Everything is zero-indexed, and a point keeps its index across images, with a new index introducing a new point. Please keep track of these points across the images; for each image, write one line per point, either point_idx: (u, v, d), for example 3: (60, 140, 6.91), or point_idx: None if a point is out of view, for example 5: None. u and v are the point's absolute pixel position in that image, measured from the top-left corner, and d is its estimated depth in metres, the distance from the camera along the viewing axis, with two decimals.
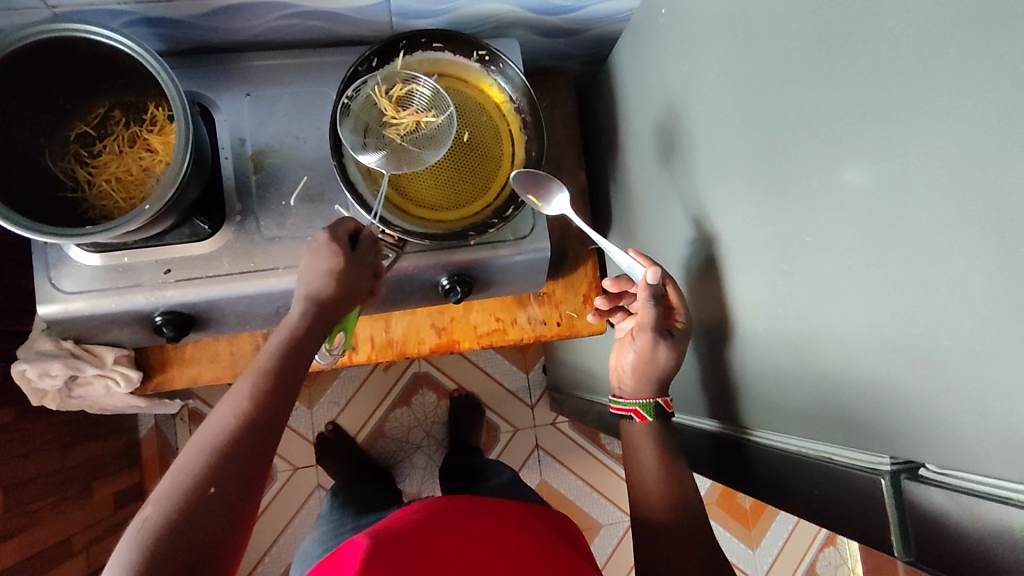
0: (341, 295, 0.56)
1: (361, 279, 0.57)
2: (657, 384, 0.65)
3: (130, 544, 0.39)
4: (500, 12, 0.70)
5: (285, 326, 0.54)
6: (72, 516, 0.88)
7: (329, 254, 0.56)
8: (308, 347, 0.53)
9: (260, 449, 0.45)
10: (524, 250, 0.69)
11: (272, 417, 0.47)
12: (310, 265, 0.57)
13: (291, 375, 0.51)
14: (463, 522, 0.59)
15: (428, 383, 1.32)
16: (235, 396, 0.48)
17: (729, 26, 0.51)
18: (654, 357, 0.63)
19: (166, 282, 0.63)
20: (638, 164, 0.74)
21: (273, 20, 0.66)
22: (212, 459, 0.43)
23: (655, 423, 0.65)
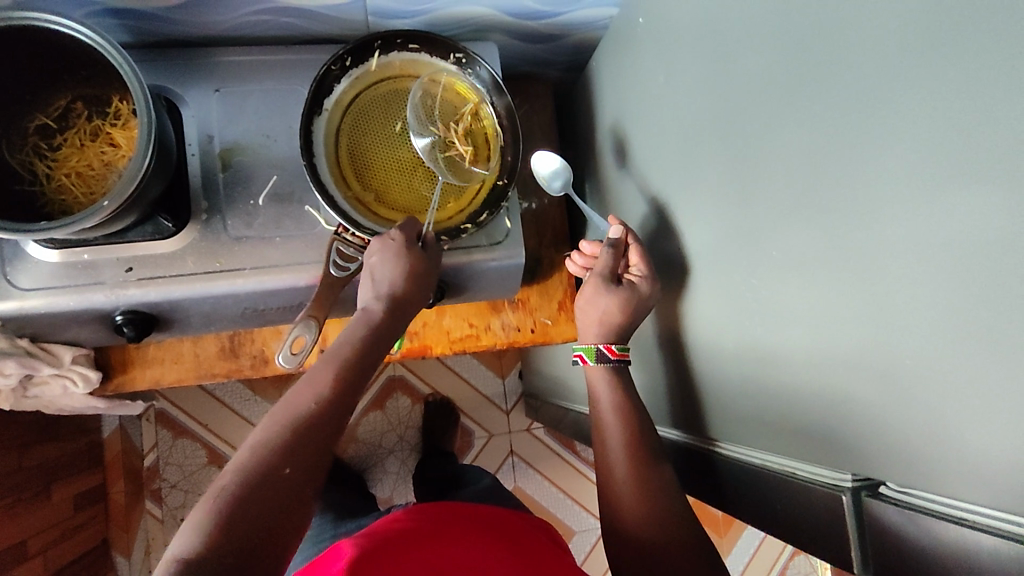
0: (411, 294, 0.59)
1: (429, 279, 0.60)
2: (599, 331, 0.65)
3: (208, 506, 0.41)
4: (478, 15, 0.69)
5: (359, 317, 0.57)
6: (28, 518, 0.85)
7: (404, 255, 0.58)
8: (378, 339, 0.56)
9: (335, 435, 0.48)
10: (498, 255, 0.68)
11: (345, 405, 0.50)
12: (385, 262, 0.58)
13: (363, 369, 0.53)
14: (447, 530, 0.57)
15: (403, 387, 1.30)
16: (315, 379, 0.51)
17: (704, 39, 0.51)
18: (599, 303, 0.64)
19: (128, 281, 0.61)
20: (614, 171, 0.73)
21: (244, 15, 0.64)
22: (289, 438, 0.46)
23: (604, 367, 0.65)
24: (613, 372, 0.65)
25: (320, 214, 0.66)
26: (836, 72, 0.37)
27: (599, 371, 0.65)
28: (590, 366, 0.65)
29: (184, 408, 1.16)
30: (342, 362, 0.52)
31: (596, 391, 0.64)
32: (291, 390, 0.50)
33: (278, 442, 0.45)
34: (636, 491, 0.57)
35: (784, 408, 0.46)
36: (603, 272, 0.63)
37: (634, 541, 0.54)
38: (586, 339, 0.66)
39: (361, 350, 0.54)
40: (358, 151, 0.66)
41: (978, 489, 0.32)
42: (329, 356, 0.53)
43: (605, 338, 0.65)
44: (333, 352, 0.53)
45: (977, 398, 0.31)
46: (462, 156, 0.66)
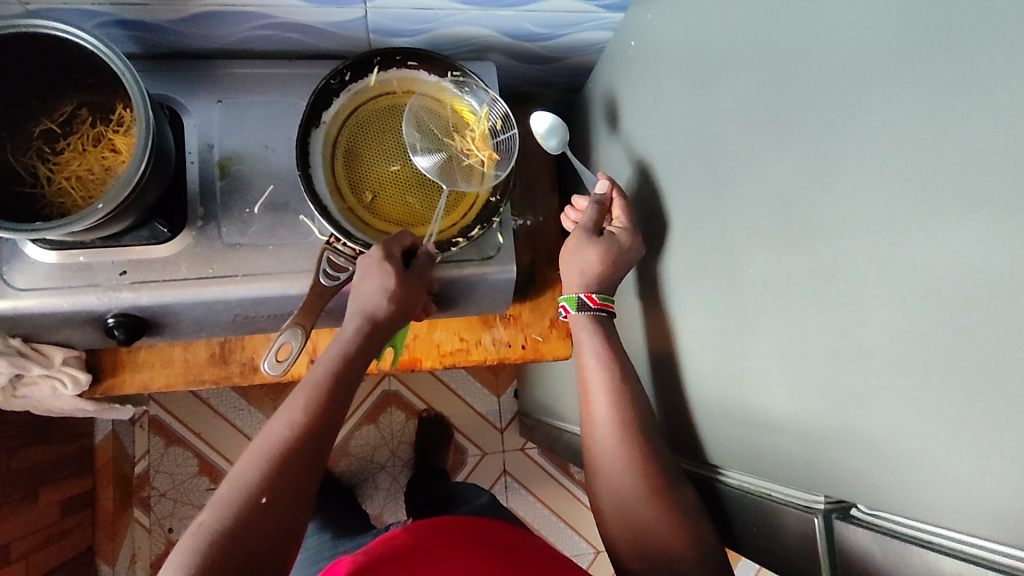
0: (396, 314, 0.59)
1: (415, 297, 0.60)
2: (580, 279, 0.63)
3: (189, 544, 0.43)
4: (477, 35, 0.71)
5: (341, 339, 0.57)
6: (13, 522, 0.85)
7: (386, 274, 0.58)
8: (359, 359, 0.56)
9: (316, 462, 0.49)
10: (489, 270, 0.69)
11: (325, 429, 0.51)
12: (366, 280, 0.58)
13: (343, 390, 0.54)
14: (445, 544, 0.55)
15: (397, 402, 1.30)
16: (292, 409, 0.51)
17: (691, 62, 0.53)
18: (579, 254, 0.63)
19: (121, 284, 0.62)
20: None
21: (249, 30, 0.66)
22: (267, 469, 0.47)
23: (588, 324, 0.63)
24: (598, 329, 0.63)
25: (313, 224, 0.67)
26: (819, 94, 0.38)
27: (582, 327, 0.63)
28: (572, 315, 0.64)
29: (177, 416, 1.16)
30: (322, 385, 0.53)
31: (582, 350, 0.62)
32: (271, 419, 0.51)
33: (255, 474, 0.47)
34: (623, 456, 0.56)
35: (763, 429, 0.45)
36: (587, 224, 0.63)
37: (624, 512, 0.55)
38: (568, 290, 0.65)
39: (342, 372, 0.55)
40: (353, 163, 0.67)
41: (944, 509, 0.32)
42: (307, 383, 0.53)
43: (585, 289, 0.64)
44: (313, 377, 0.54)
45: (938, 419, 0.31)
46: (480, 163, 0.68)
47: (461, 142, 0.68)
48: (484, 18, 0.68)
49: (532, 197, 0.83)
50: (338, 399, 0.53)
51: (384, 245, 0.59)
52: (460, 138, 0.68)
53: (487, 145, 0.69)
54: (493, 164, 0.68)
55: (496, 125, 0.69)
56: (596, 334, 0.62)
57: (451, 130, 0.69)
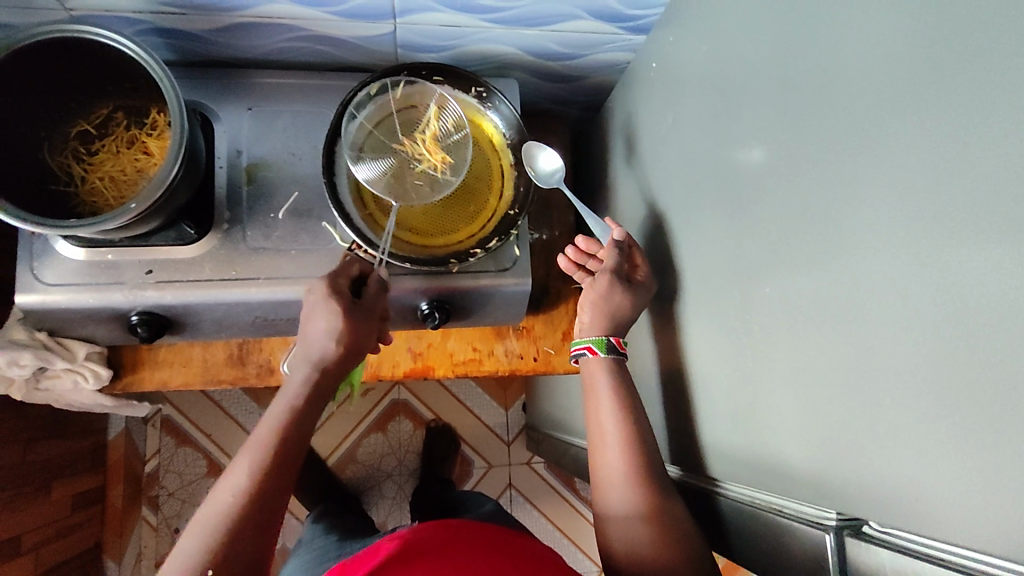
0: (344, 353, 0.59)
1: (364, 333, 0.60)
2: (607, 325, 0.64)
3: None
4: (501, 53, 0.73)
5: (288, 390, 0.58)
6: (26, 514, 0.86)
7: (330, 312, 0.58)
8: (309, 410, 0.57)
9: (265, 523, 0.50)
10: (506, 282, 0.70)
11: (275, 487, 0.52)
12: (314, 320, 0.59)
13: (293, 442, 0.55)
14: (449, 549, 0.55)
15: (406, 411, 1.31)
16: (241, 468, 0.52)
17: (712, 84, 0.54)
18: (606, 300, 0.64)
19: (146, 283, 0.64)
20: (623, 207, 0.75)
21: (281, 41, 0.68)
22: (217, 534, 0.48)
23: (611, 363, 0.63)
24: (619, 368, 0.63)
25: (336, 231, 0.68)
26: (836, 119, 0.39)
27: (600, 365, 0.64)
28: (599, 358, 0.64)
29: (189, 417, 1.18)
30: (271, 443, 0.54)
31: (594, 387, 0.63)
32: (220, 481, 0.52)
33: (204, 541, 0.47)
34: (631, 491, 0.55)
35: (773, 445, 0.46)
36: (612, 271, 0.64)
37: (631, 550, 0.53)
38: (591, 332, 0.65)
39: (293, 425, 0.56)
40: None
41: (954, 527, 0.32)
42: (256, 439, 0.54)
43: (612, 329, 0.65)
44: (260, 435, 0.54)
45: (949, 438, 0.31)
46: (432, 168, 0.67)
47: (413, 147, 0.67)
48: (507, 37, 0.70)
49: (548, 213, 0.84)
50: (287, 455, 0.54)
51: (329, 281, 0.60)
52: (412, 142, 0.67)
53: (439, 148, 0.67)
54: (445, 169, 0.67)
55: (449, 128, 0.69)
56: (613, 373, 0.63)
57: (401, 137, 0.67)
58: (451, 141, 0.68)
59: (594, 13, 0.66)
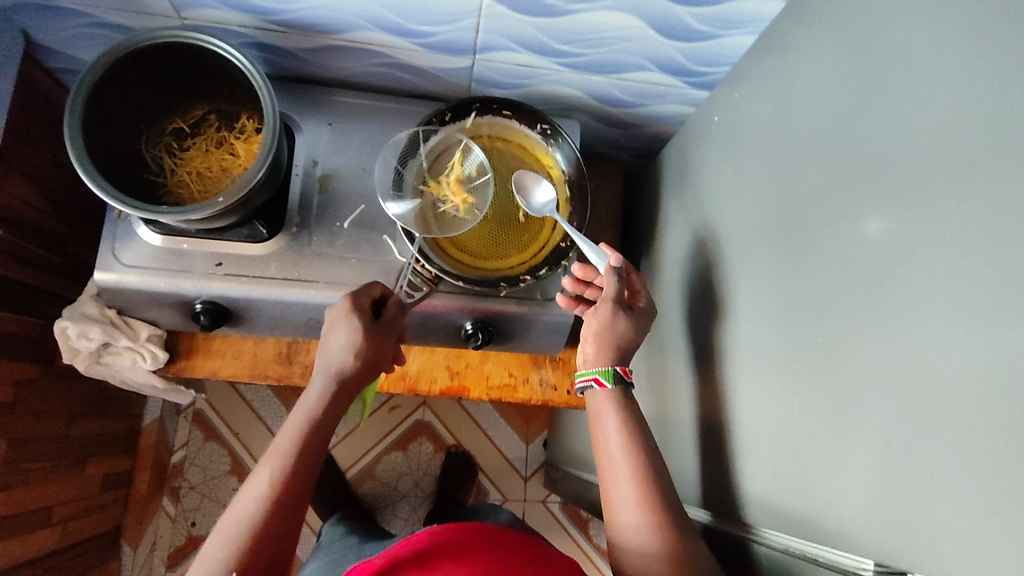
0: (363, 366, 0.61)
1: (383, 348, 0.62)
2: (615, 354, 0.66)
3: None
4: (567, 96, 0.78)
5: (307, 401, 0.60)
6: (60, 485, 0.89)
7: (352, 329, 0.60)
8: (328, 421, 0.59)
9: (287, 531, 0.52)
10: (550, 311, 0.72)
11: (294, 498, 0.54)
12: (335, 335, 0.61)
13: (312, 454, 0.56)
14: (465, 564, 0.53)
15: (428, 434, 1.33)
16: (260, 481, 0.54)
17: (771, 141, 0.57)
18: (614, 329, 0.65)
19: (215, 274, 0.68)
20: (670, 251, 0.77)
21: (367, 65, 0.74)
22: (238, 547, 0.49)
23: (617, 394, 0.64)
24: (627, 401, 0.63)
25: (395, 244, 0.72)
26: (897, 181, 0.41)
27: (605, 397, 0.64)
28: (605, 389, 0.64)
29: (220, 413, 1.21)
30: (291, 453, 0.55)
31: (599, 420, 0.63)
32: (239, 492, 0.54)
33: (225, 553, 0.49)
34: (646, 527, 0.55)
35: (811, 494, 0.46)
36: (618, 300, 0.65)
37: None
38: (600, 363, 0.66)
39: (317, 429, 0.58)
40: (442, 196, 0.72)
41: None
42: (274, 451, 0.56)
43: (617, 359, 0.66)
44: (280, 444, 0.56)
45: (992, 494, 0.32)
46: (456, 209, 0.70)
47: (439, 190, 0.71)
48: (575, 81, 0.74)
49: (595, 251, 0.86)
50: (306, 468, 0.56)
51: (352, 298, 0.63)
52: (440, 185, 0.71)
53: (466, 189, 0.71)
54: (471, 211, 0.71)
55: (473, 172, 0.72)
56: (620, 405, 0.63)
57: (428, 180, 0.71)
58: (475, 183, 0.72)
59: (661, 66, 0.70)
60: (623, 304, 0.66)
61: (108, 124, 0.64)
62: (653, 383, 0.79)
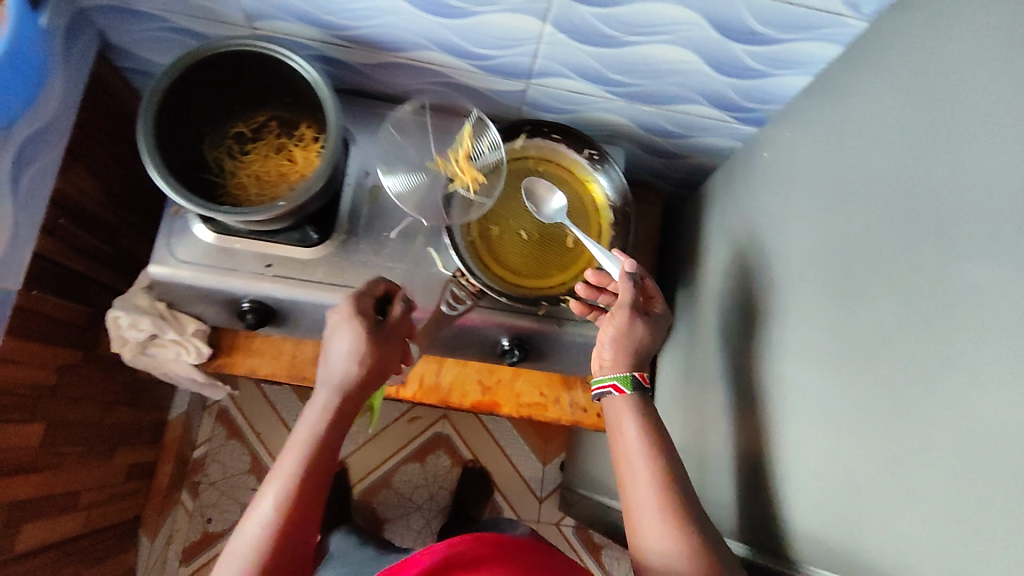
0: (369, 374, 0.61)
1: (386, 355, 0.62)
2: (631, 361, 0.65)
3: None
4: (615, 123, 0.79)
5: (312, 411, 0.60)
6: (90, 471, 0.91)
7: (354, 339, 0.60)
8: (335, 431, 0.59)
9: (300, 547, 0.53)
10: (586, 332, 0.72)
11: (306, 512, 0.54)
12: (340, 344, 0.61)
13: (320, 466, 0.57)
14: None
15: (446, 447, 1.34)
16: (268, 499, 0.54)
17: (823, 181, 0.57)
18: (630, 333, 0.65)
19: (263, 275, 0.70)
20: (708, 281, 0.78)
21: (424, 83, 0.76)
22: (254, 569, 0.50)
23: (636, 401, 0.63)
24: (645, 406, 0.62)
25: (439, 258, 0.74)
26: (955, 226, 0.41)
27: (623, 403, 0.63)
28: (624, 396, 0.63)
29: (243, 412, 1.23)
30: (296, 468, 0.55)
31: (618, 428, 0.62)
32: (248, 512, 0.54)
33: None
34: (669, 534, 0.54)
35: (857, 532, 0.46)
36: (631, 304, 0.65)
37: None
38: (616, 371, 0.65)
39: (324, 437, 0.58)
40: (488, 213, 0.73)
41: None
42: (279, 467, 0.56)
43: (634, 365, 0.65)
44: (286, 459, 0.56)
45: None
46: (464, 186, 0.71)
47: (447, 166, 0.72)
48: (625, 109, 0.76)
49: None
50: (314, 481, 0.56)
51: (353, 304, 0.63)
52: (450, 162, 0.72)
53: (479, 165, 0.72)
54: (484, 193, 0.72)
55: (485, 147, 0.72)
56: (640, 412, 0.62)
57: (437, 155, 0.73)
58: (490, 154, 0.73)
59: (711, 99, 0.71)
60: (637, 308, 0.65)
61: (177, 130, 0.66)
62: (684, 411, 0.80)
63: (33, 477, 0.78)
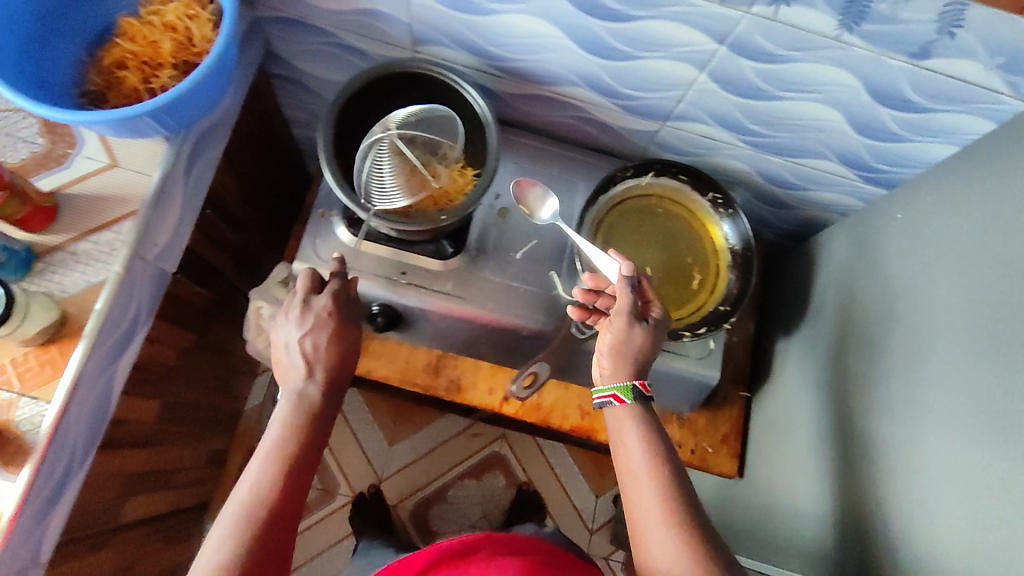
0: (340, 357, 0.66)
1: (350, 338, 0.67)
2: (631, 368, 0.64)
3: None
4: (737, 169, 0.82)
5: (289, 397, 0.63)
6: (183, 454, 0.97)
7: (319, 325, 0.65)
8: (320, 416, 0.64)
9: (290, 519, 0.57)
10: (694, 367, 0.75)
11: (297, 487, 0.59)
12: (313, 332, 0.65)
13: (309, 447, 0.62)
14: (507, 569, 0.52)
15: (502, 467, 1.36)
16: (258, 475, 0.58)
17: (970, 242, 0.56)
18: (628, 338, 0.64)
19: (399, 281, 0.74)
20: (814, 332, 0.79)
21: (563, 117, 0.80)
22: (254, 539, 0.54)
23: (638, 409, 0.63)
24: (649, 417, 0.62)
25: (561, 282, 0.76)
26: None
27: (629, 413, 0.63)
28: (624, 406, 0.63)
29: None
30: (287, 448, 0.60)
31: (622, 437, 0.62)
32: (237, 488, 0.58)
33: (244, 544, 0.53)
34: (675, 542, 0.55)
35: None
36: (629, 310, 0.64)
37: None
38: (615, 380, 0.64)
39: (300, 446, 0.61)
40: (613, 244, 0.76)
41: None
42: (267, 447, 0.60)
43: (635, 374, 0.64)
44: (271, 438, 0.60)
45: None
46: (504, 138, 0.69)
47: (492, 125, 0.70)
48: (752, 158, 0.79)
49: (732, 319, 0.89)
50: (304, 460, 0.60)
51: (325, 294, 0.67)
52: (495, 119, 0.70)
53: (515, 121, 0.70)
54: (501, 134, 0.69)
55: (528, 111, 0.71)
56: (644, 423, 0.62)
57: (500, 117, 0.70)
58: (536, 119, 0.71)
59: (843, 157, 0.74)
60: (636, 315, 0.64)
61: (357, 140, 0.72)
62: (778, 458, 0.80)
63: (147, 452, 0.83)
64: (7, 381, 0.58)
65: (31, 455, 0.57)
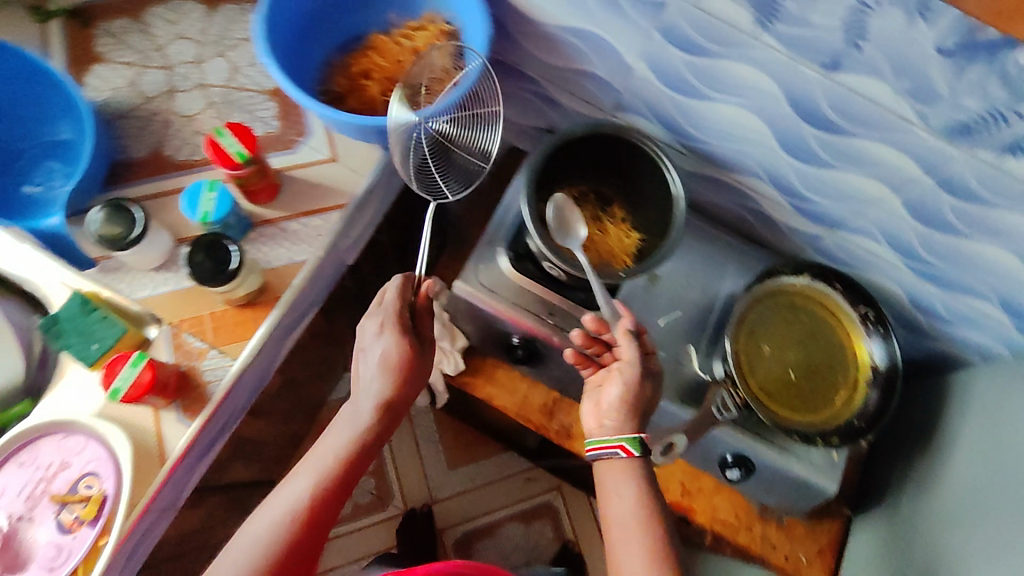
0: (404, 374, 0.67)
1: (421, 362, 0.68)
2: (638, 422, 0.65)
3: None
4: (886, 288, 0.83)
5: (348, 414, 0.66)
6: (279, 428, 1.01)
7: (388, 341, 0.66)
8: (370, 436, 0.66)
9: (313, 538, 0.60)
10: (811, 472, 0.74)
11: (327, 509, 0.61)
12: (377, 348, 0.67)
13: (349, 470, 0.63)
14: None
15: (552, 518, 1.34)
16: (297, 487, 0.61)
17: None
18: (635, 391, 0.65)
19: (546, 321, 0.77)
20: (936, 466, 0.78)
21: (729, 201, 0.84)
22: (273, 550, 0.57)
23: (639, 462, 0.63)
24: (645, 470, 0.63)
25: (696, 356, 0.78)
26: None
27: (624, 464, 0.63)
28: (631, 458, 0.63)
29: None
30: (329, 467, 0.62)
31: (610, 487, 0.63)
32: (278, 493, 0.62)
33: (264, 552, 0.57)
34: None
35: None
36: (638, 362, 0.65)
37: None
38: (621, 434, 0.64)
39: (343, 461, 0.63)
40: (761, 334, 0.76)
41: None
42: (313, 462, 0.63)
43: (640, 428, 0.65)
44: (321, 453, 0.64)
45: None
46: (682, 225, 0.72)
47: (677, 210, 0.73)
48: (906, 281, 0.80)
49: None
50: (341, 480, 0.63)
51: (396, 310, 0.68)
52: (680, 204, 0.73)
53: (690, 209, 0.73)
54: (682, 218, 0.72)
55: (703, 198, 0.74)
56: (641, 476, 0.63)
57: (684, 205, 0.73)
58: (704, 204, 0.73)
59: (1005, 305, 0.72)
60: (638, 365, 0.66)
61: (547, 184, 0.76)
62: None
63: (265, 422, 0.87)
64: (201, 331, 0.63)
65: (206, 406, 0.61)
